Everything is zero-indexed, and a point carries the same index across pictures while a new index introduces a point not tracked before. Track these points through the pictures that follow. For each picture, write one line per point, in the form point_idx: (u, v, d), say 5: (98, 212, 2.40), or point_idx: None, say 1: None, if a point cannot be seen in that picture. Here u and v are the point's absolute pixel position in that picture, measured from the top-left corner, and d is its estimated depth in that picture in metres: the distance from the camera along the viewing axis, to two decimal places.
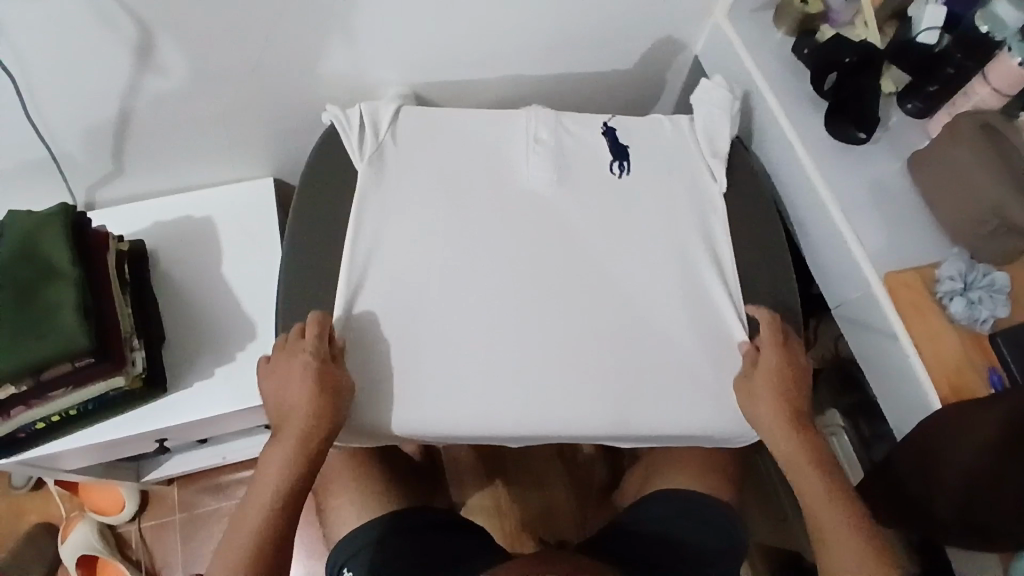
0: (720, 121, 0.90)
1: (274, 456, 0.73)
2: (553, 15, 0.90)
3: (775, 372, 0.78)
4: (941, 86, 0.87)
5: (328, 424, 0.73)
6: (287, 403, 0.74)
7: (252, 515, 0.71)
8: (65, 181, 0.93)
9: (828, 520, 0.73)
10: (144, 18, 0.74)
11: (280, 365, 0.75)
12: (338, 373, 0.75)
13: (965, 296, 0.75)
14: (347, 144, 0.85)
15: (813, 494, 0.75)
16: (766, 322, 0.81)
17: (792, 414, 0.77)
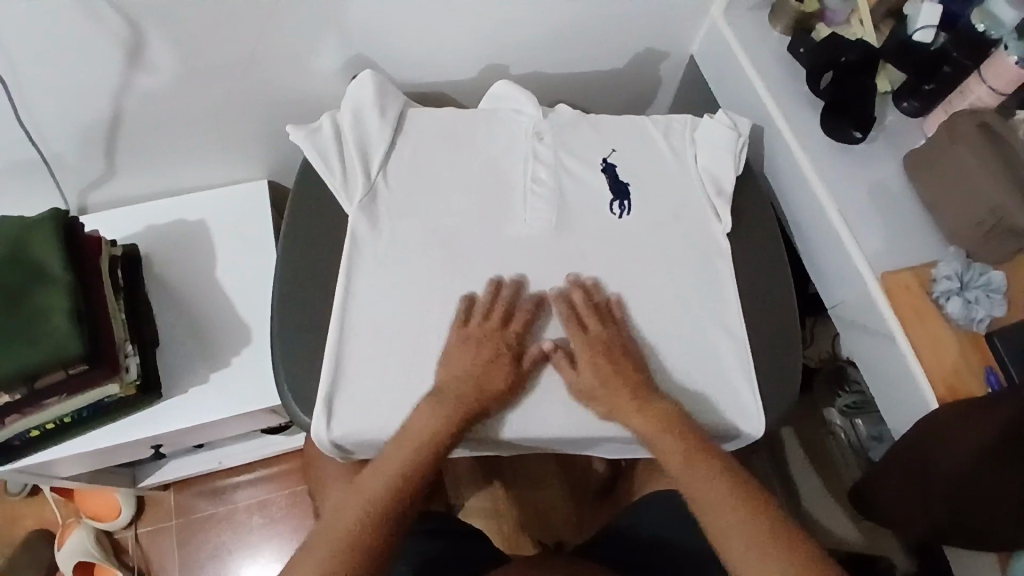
0: (724, 153, 0.86)
1: (436, 419, 0.71)
2: (549, 14, 0.90)
3: (597, 353, 0.74)
4: (938, 85, 0.87)
5: (490, 400, 0.73)
6: (465, 374, 0.73)
7: (378, 482, 0.69)
8: (57, 184, 0.92)
9: (716, 504, 0.66)
10: (135, 16, 0.73)
11: (490, 346, 0.75)
12: (529, 364, 0.76)
13: (961, 296, 0.75)
14: (333, 191, 0.81)
15: (693, 482, 0.68)
16: (562, 308, 0.78)
17: (627, 396, 0.73)
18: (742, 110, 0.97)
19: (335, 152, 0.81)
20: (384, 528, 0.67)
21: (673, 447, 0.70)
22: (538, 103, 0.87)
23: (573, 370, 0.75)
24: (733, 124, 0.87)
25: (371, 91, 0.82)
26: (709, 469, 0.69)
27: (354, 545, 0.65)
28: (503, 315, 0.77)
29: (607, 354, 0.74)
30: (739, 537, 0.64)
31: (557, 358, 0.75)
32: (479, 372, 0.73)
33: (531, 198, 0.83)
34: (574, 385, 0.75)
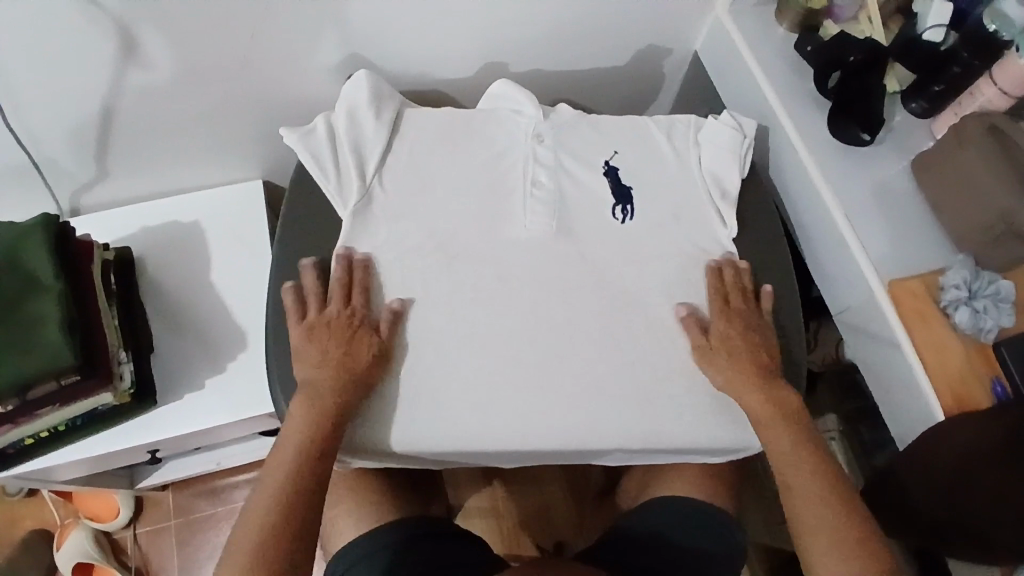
0: (727, 156, 0.85)
1: (313, 406, 0.70)
2: (549, 11, 0.88)
3: (735, 338, 0.76)
4: (947, 86, 0.84)
5: (354, 379, 0.71)
6: (319, 360, 0.72)
7: (266, 492, 0.67)
8: (48, 187, 0.90)
9: (810, 497, 0.69)
10: (121, 18, 0.71)
11: (337, 326, 0.73)
12: (366, 336, 0.73)
13: (970, 305, 0.74)
14: (329, 195, 0.79)
15: (794, 469, 0.71)
16: (712, 280, 0.80)
17: (753, 376, 0.74)
18: (747, 108, 0.95)
19: (328, 154, 0.79)
20: (290, 524, 0.66)
21: (780, 435, 0.72)
22: (538, 103, 0.84)
23: (704, 337, 0.76)
24: (737, 125, 0.85)
25: (366, 92, 0.80)
26: (814, 460, 0.71)
27: (258, 549, 0.64)
28: (344, 294, 0.75)
29: (747, 341, 0.76)
30: (821, 533, 0.68)
31: (687, 320, 0.77)
32: (330, 352, 0.72)
33: (530, 201, 0.81)
34: (699, 355, 0.76)
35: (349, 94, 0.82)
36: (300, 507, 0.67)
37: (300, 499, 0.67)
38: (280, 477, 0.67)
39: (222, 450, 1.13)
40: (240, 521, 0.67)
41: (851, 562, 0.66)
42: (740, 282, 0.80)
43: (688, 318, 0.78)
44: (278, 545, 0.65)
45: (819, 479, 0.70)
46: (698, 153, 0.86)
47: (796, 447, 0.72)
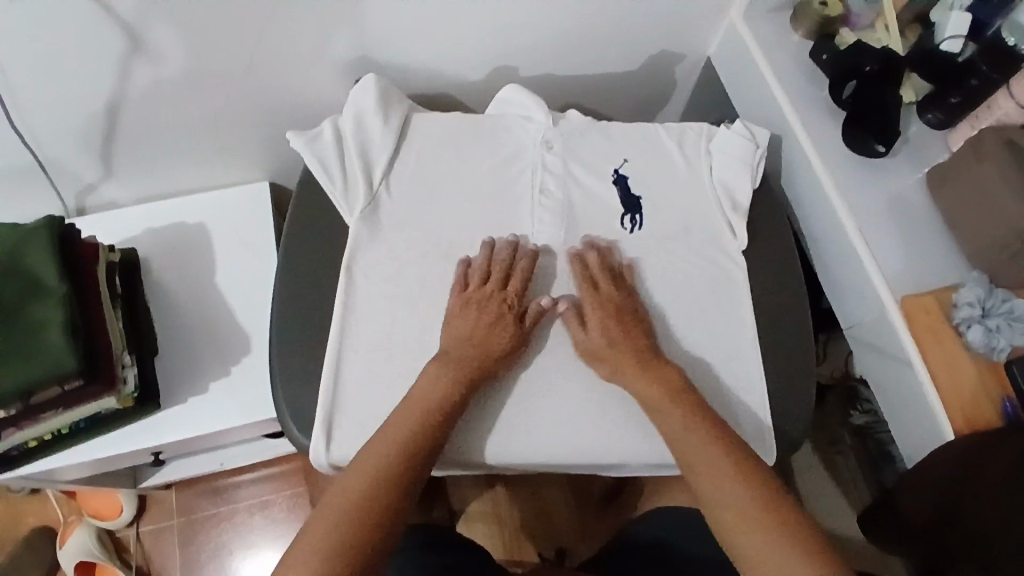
0: (739, 167, 0.83)
1: (442, 380, 0.69)
2: (560, 15, 0.86)
3: (607, 315, 0.74)
4: (964, 98, 0.83)
5: (492, 362, 0.71)
6: (472, 335, 0.71)
7: (382, 450, 0.64)
8: (53, 187, 0.90)
9: (713, 474, 0.64)
10: (127, 20, 0.70)
11: (491, 307, 0.73)
12: (524, 332, 0.73)
13: (983, 323, 0.72)
14: (335, 201, 0.78)
15: (690, 446, 0.66)
16: (575, 268, 0.77)
17: (633, 360, 0.72)
18: (759, 117, 0.93)
19: (335, 160, 0.79)
20: (402, 488, 0.62)
21: (669, 412, 0.69)
22: (547, 110, 0.83)
23: (583, 330, 0.74)
24: (750, 134, 0.84)
25: (373, 97, 0.79)
26: (707, 435, 0.66)
27: (362, 506, 0.60)
28: (503, 275, 0.75)
29: (618, 318, 0.74)
30: (733, 507, 0.62)
31: (565, 314, 0.75)
32: (488, 331, 0.72)
33: (538, 210, 0.80)
34: (585, 347, 0.74)
35: (363, 93, 0.80)
36: (410, 473, 0.63)
37: (413, 467, 0.64)
38: (400, 438, 0.65)
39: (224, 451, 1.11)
40: (345, 472, 0.63)
41: (761, 532, 0.60)
42: (607, 266, 0.77)
43: (566, 314, 0.75)
44: (386, 507, 0.61)
45: (722, 451, 0.65)
46: (709, 162, 0.84)
47: (687, 428, 0.67)
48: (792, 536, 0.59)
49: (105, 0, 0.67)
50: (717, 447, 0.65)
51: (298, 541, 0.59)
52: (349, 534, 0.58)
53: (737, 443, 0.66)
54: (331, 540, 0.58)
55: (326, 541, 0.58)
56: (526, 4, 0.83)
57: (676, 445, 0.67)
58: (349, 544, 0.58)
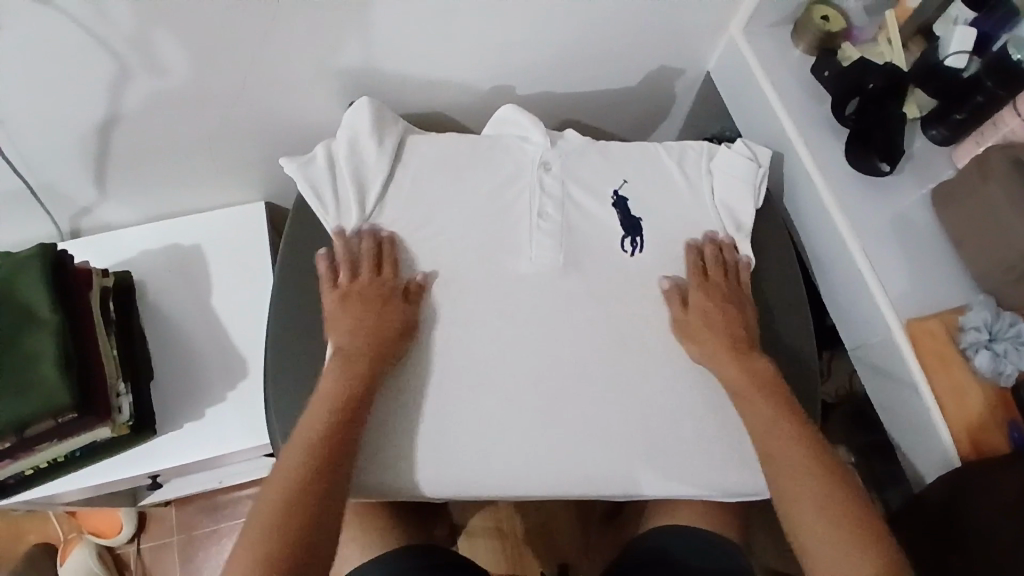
0: (742, 188, 0.82)
1: (341, 377, 0.69)
2: (557, 32, 0.85)
3: (712, 306, 0.76)
4: (969, 114, 0.81)
5: (388, 341, 0.72)
6: (361, 325, 0.72)
7: (298, 451, 0.64)
8: (46, 210, 0.89)
9: (792, 468, 0.66)
10: (114, 45, 0.69)
11: (372, 294, 0.74)
12: (408, 308, 0.74)
13: (990, 348, 0.71)
14: (329, 226, 0.78)
15: (771, 438, 0.68)
16: (689, 257, 0.79)
17: (735, 348, 0.74)
18: (760, 133, 0.92)
19: (328, 185, 0.78)
20: (323, 483, 0.63)
21: (758, 402, 0.70)
22: (545, 131, 0.82)
23: (685, 312, 0.77)
24: (751, 155, 0.83)
25: (367, 118, 0.78)
26: (793, 429, 0.68)
27: (287, 515, 0.60)
28: (375, 263, 0.75)
29: (723, 309, 0.76)
30: (805, 501, 0.64)
31: (670, 293, 0.78)
32: (372, 316, 0.72)
33: (537, 234, 0.78)
34: (682, 330, 0.76)
35: (351, 116, 0.79)
36: (330, 467, 0.64)
37: (332, 457, 0.64)
38: (308, 437, 0.65)
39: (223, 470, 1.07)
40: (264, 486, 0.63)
41: (831, 529, 0.62)
42: (717, 258, 0.80)
43: (669, 292, 0.78)
44: (311, 505, 0.61)
45: (803, 452, 0.67)
46: (711, 183, 0.83)
47: (774, 418, 0.69)
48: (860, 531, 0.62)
49: (93, 26, 0.66)
50: (795, 442, 0.67)
51: (234, 561, 0.59)
52: (282, 543, 0.59)
53: (815, 438, 0.68)
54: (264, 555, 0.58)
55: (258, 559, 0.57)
56: (521, 23, 0.82)
57: (757, 434, 0.70)
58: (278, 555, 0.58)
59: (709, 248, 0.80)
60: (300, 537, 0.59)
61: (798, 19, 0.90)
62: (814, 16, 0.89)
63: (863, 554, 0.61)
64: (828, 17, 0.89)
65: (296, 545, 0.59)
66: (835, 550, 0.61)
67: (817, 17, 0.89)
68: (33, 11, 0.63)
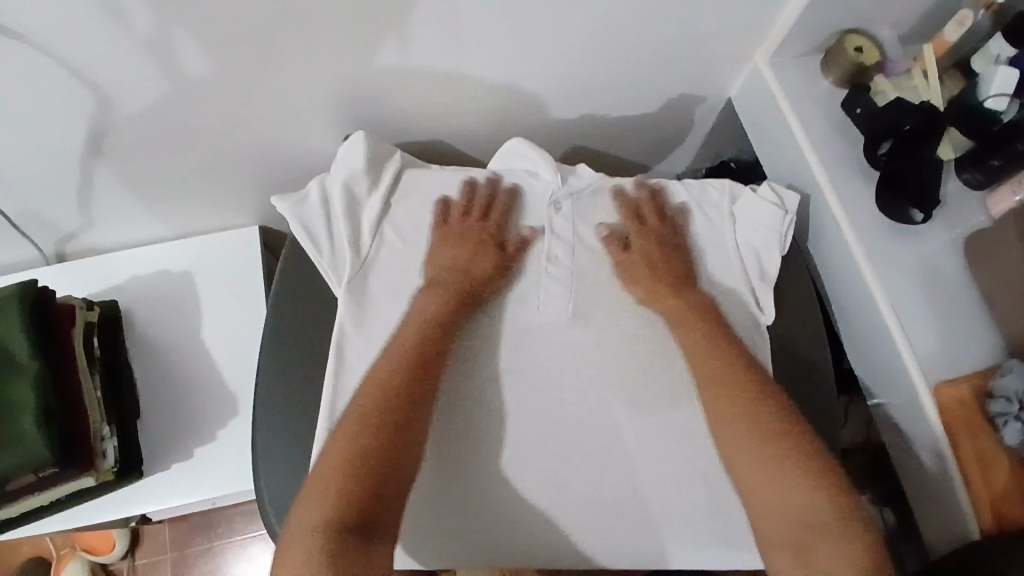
0: (768, 237, 0.78)
1: (433, 305, 0.71)
2: (572, 61, 0.80)
3: (652, 246, 0.76)
4: (1006, 161, 0.76)
5: (477, 279, 0.73)
6: (457, 262, 0.73)
7: (389, 365, 0.67)
8: (28, 235, 0.84)
9: (724, 395, 0.67)
10: (92, 76, 0.65)
11: (472, 236, 0.75)
12: (510, 254, 0.75)
13: (1021, 421, 0.67)
14: (321, 269, 0.74)
15: (706, 367, 0.69)
16: (620, 203, 0.79)
17: (667, 285, 0.74)
18: (784, 170, 0.87)
19: (323, 227, 0.75)
20: (400, 416, 0.64)
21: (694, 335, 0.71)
22: (556, 169, 0.78)
23: (623, 254, 0.76)
24: (775, 198, 0.78)
25: (362, 154, 0.74)
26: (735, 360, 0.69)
27: (373, 423, 0.63)
28: (482, 210, 0.76)
29: (660, 248, 0.76)
30: (744, 432, 0.65)
31: (608, 240, 0.77)
32: (467, 257, 0.73)
33: (544, 279, 0.75)
34: (620, 270, 0.75)
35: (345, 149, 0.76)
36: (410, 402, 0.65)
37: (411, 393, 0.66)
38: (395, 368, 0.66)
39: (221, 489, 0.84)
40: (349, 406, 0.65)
41: (765, 459, 0.63)
42: (653, 202, 0.79)
43: (607, 239, 0.77)
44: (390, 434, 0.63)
45: (738, 379, 0.67)
46: (732, 234, 0.79)
47: (705, 349, 0.70)
48: (800, 460, 0.63)
49: (70, 56, 0.61)
50: (731, 371, 0.68)
51: (321, 466, 0.61)
52: (363, 445, 0.61)
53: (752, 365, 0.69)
54: (348, 457, 0.61)
55: (341, 460, 0.61)
56: (533, 51, 0.77)
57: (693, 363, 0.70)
58: (358, 457, 0.61)
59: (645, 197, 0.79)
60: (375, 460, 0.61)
61: (828, 49, 0.85)
62: (848, 46, 0.82)
63: (792, 480, 0.62)
64: (861, 47, 0.83)
65: (370, 467, 0.60)
66: (766, 474, 0.63)
67: (851, 48, 0.82)
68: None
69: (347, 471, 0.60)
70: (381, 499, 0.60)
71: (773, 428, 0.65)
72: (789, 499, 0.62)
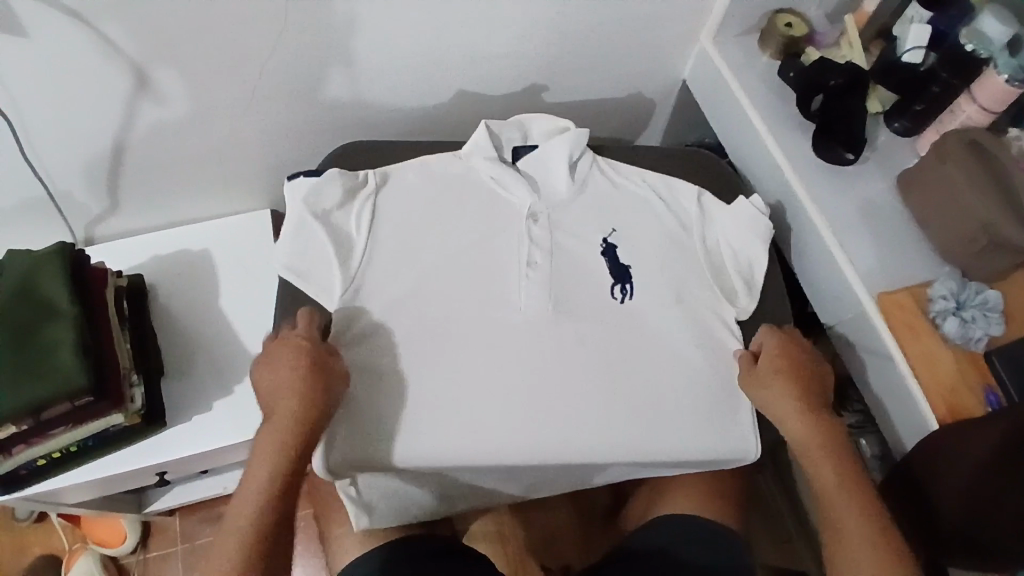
0: (750, 243, 0.86)
1: (266, 447, 0.71)
2: (541, 46, 0.92)
3: (787, 377, 0.77)
4: (927, 105, 0.87)
5: (306, 400, 0.72)
6: (279, 391, 0.73)
7: (235, 525, 0.68)
8: (63, 218, 0.94)
9: (856, 534, 0.69)
10: (130, 58, 0.76)
11: (291, 356, 0.74)
12: (327, 361, 0.75)
13: (958, 315, 0.76)
14: (315, 295, 0.79)
15: (839, 505, 0.71)
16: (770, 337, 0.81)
17: (814, 422, 0.76)
18: (734, 134, 0.98)
19: (312, 265, 0.80)
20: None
21: (827, 469, 0.73)
22: (528, 188, 0.86)
23: (755, 377, 0.78)
24: (761, 207, 0.87)
25: (338, 188, 0.82)
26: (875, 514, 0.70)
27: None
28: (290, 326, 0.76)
29: (803, 381, 0.77)
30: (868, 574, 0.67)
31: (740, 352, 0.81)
32: (292, 383, 0.72)
33: (525, 282, 0.81)
34: (749, 388, 0.79)
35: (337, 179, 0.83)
36: (259, 556, 0.67)
37: (258, 560, 0.67)
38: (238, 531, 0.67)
39: (238, 446, 0.90)
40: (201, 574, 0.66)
41: None
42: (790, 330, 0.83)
43: (744, 356, 0.81)
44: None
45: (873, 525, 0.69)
46: (712, 242, 0.87)
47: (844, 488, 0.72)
48: None
49: (114, 39, 0.73)
50: (865, 518, 0.70)
51: None
52: None
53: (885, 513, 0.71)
54: None
55: None
56: (505, 35, 0.89)
57: (826, 506, 0.72)
58: None
59: (766, 335, 0.81)
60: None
61: (763, 28, 0.97)
62: (778, 22, 0.95)
63: None
64: (791, 23, 0.96)
65: None
66: None
67: (781, 24, 0.95)
68: (54, 22, 0.69)
69: None
70: None
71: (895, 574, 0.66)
72: None
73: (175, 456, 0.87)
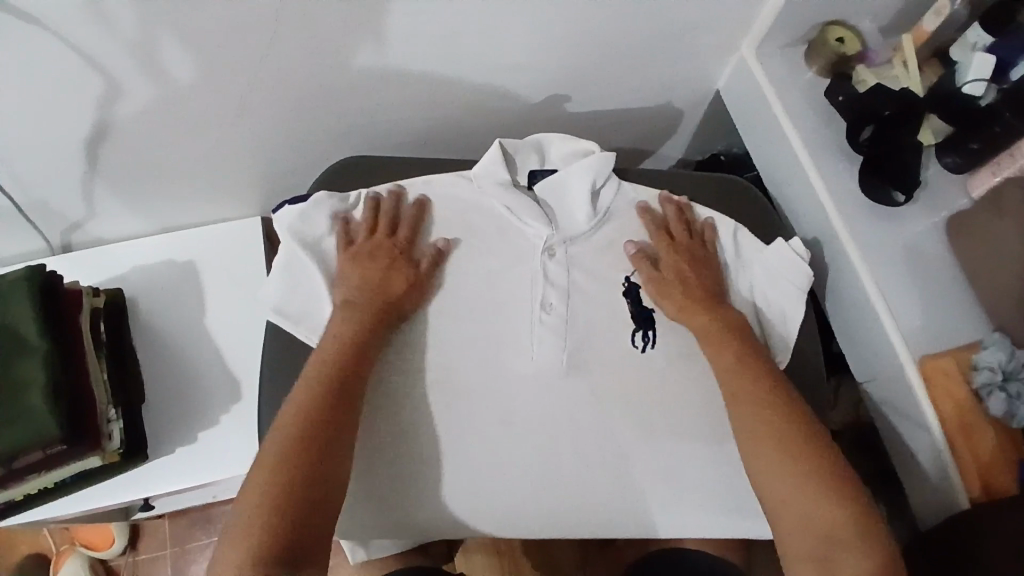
0: (787, 292, 0.80)
1: (344, 328, 0.70)
2: (566, 55, 0.83)
3: (683, 261, 0.77)
4: (984, 144, 0.78)
5: (394, 292, 0.73)
6: (359, 281, 0.72)
7: (301, 393, 0.65)
8: (35, 225, 0.86)
9: (759, 408, 0.68)
10: (100, 66, 0.66)
11: (383, 253, 0.74)
12: (419, 270, 0.75)
13: (1004, 390, 0.70)
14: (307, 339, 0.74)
15: (737, 382, 0.70)
16: (648, 220, 0.80)
17: (698, 303, 0.75)
18: (771, 157, 0.90)
19: (305, 308, 0.74)
20: (314, 484, 0.61)
21: (720, 350, 0.73)
22: (542, 217, 0.77)
23: (655, 270, 0.77)
24: (803, 252, 0.81)
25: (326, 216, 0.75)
26: (777, 401, 0.69)
27: (295, 451, 0.62)
28: (391, 227, 0.76)
29: (693, 264, 0.77)
30: (771, 445, 0.66)
31: (636, 257, 0.78)
32: (380, 277, 0.73)
33: (538, 328, 0.76)
34: (650, 286, 0.77)
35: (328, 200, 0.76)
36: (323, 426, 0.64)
37: (322, 429, 0.64)
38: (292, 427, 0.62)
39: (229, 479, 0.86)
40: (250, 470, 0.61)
41: (800, 475, 0.64)
42: (675, 209, 0.80)
43: (637, 257, 0.78)
44: (303, 504, 0.60)
45: (769, 395, 0.69)
46: (743, 286, 0.80)
47: (738, 363, 0.71)
48: (822, 478, 0.64)
49: (80, 46, 0.63)
50: (765, 390, 0.69)
51: (238, 503, 0.61)
52: (279, 473, 0.60)
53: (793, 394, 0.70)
54: (258, 502, 0.59)
55: (253, 505, 0.59)
56: (528, 44, 0.79)
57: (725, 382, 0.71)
58: (275, 495, 0.59)
59: (671, 211, 0.80)
60: (300, 531, 0.59)
61: (812, 40, 0.88)
62: (828, 38, 0.86)
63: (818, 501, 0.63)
64: (843, 38, 0.86)
65: (292, 498, 0.60)
66: (795, 488, 0.64)
67: (832, 39, 0.86)
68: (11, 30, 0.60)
69: (265, 508, 0.59)
70: (311, 522, 0.60)
71: (799, 440, 0.66)
72: (816, 514, 0.63)
73: (161, 490, 0.82)
